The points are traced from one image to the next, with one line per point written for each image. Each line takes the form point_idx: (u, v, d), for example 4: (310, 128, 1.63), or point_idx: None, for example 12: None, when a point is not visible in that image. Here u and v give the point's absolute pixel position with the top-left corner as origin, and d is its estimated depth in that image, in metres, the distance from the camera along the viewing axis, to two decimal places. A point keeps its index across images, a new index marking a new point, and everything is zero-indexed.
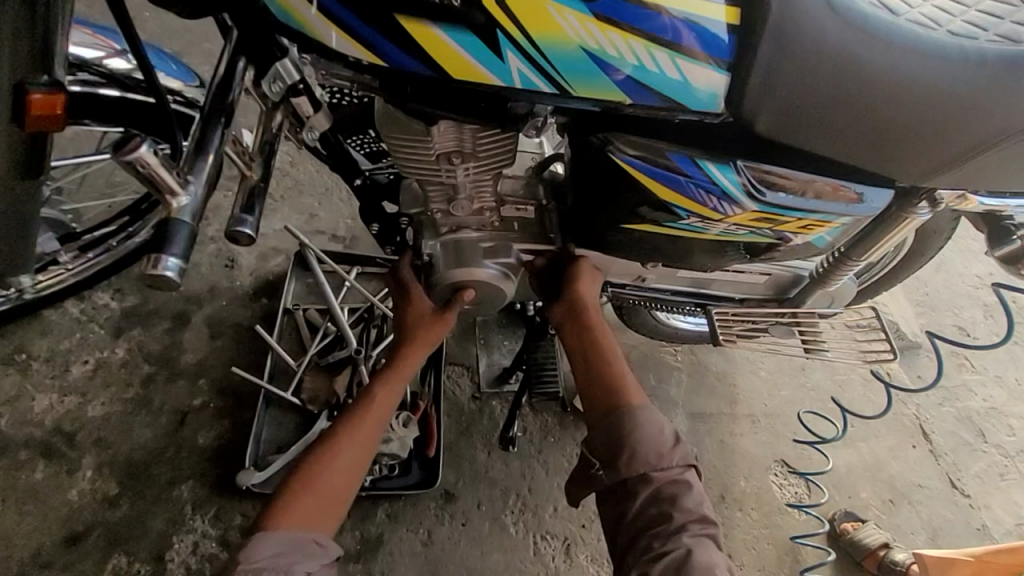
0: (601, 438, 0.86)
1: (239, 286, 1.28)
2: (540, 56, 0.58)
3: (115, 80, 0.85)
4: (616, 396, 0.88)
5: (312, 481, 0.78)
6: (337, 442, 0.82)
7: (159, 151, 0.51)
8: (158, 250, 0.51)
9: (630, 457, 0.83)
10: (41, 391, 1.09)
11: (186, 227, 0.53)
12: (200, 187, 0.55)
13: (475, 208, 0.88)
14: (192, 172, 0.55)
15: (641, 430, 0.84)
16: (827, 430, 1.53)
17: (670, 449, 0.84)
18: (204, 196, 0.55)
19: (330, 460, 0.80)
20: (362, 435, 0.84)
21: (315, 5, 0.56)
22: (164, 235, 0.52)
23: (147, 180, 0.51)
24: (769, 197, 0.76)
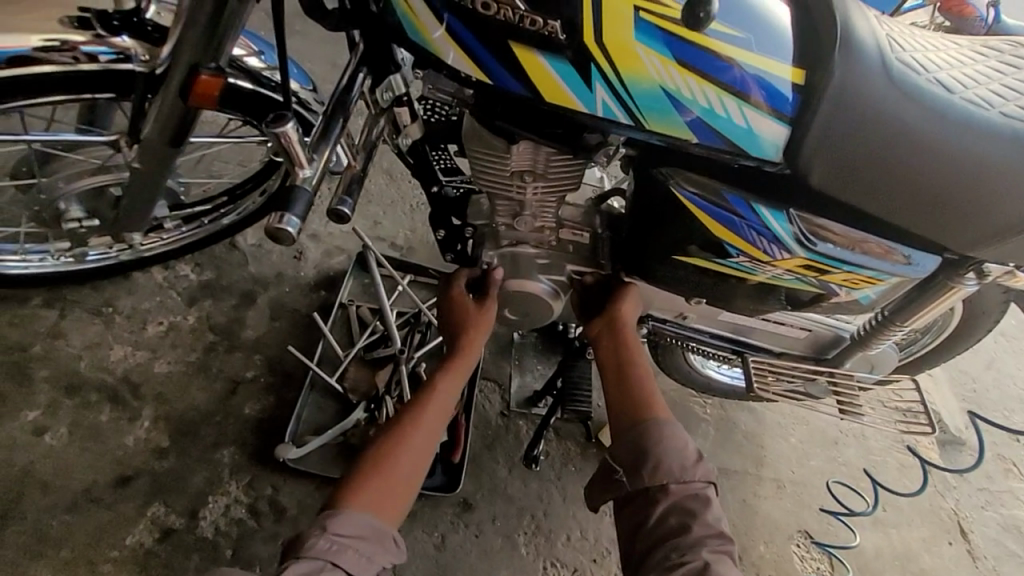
0: (627, 447, 0.90)
1: (303, 276, 1.38)
2: (624, 90, 0.66)
3: (246, 73, 0.88)
4: (644, 410, 0.93)
5: (386, 472, 0.83)
6: (406, 437, 0.87)
7: (298, 131, 0.65)
8: (284, 210, 0.63)
9: (655, 467, 0.86)
10: (118, 342, 1.20)
11: (306, 194, 0.65)
12: (321, 164, 0.67)
13: (537, 226, 0.95)
14: (316, 152, 0.67)
15: (667, 442, 0.88)
16: (858, 505, 1.48)
17: (693, 462, 0.87)
18: (322, 173, 0.67)
19: (399, 452, 0.86)
20: (428, 431, 0.89)
21: (443, 26, 0.65)
22: (288, 200, 0.64)
23: (286, 152, 0.65)
24: (819, 247, 0.81)
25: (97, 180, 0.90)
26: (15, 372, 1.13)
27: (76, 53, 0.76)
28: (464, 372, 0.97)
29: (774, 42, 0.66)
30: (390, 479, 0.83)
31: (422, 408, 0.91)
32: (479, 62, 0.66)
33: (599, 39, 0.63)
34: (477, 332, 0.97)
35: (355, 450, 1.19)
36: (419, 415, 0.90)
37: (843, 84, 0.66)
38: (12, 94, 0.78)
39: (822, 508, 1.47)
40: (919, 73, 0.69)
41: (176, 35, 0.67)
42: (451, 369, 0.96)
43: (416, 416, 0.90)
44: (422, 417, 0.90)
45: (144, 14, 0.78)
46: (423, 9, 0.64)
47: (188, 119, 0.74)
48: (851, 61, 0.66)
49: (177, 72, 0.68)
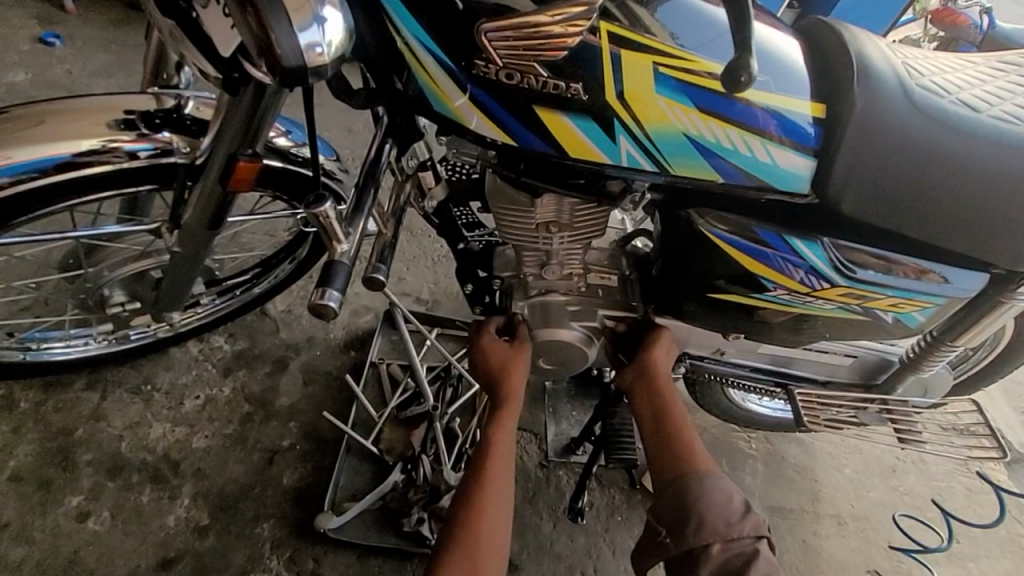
0: (671, 505, 0.86)
1: (333, 338, 1.39)
2: (648, 139, 0.67)
3: (277, 153, 0.93)
4: (686, 462, 0.89)
5: (480, 543, 0.82)
6: (486, 504, 0.85)
7: (337, 208, 0.68)
8: (325, 286, 0.66)
9: (698, 525, 0.82)
10: (157, 419, 1.21)
11: (345, 267, 0.67)
12: (357, 236, 0.69)
13: (565, 273, 0.94)
14: (351, 225, 0.69)
15: (709, 498, 0.85)
16: (929, 540, 1.39)
17: (739, 517, 0.83)
18: (359, 244, 0.70)
19: (485, 523, 0.83)
20: (501, 487, 0.87)
21: (467, 95, 0.66)
22: (328, 275, 0.66)
23: (323, 229, 0.67)
24: (858, 274, 0.79)
25: (139, 265, 0.94)
26: (59, 457, 1.14)
27: (118, 153, 0.80)
28: (515, 417, 0.95)
29: (791, 80, 0.67)
30: (483, 552, 0.81)
31: (490, 470, 0.88)
32: (503, 126, 0.68)
33: (619, 94, 0.65)
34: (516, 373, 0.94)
35: (396, 514, 1.15)
36: (491, 477, 0.87)
37: (865, 115, 0.67)
38: (65, 195, 0.82)
39: (891, 544, 1.38)
40: (942, 96, 0.69)
41: (214, 129, 0.70)
42: (504, 420, 0.93)
43: (486, 476, 0.88)
44: (494, 475, 0.88)
45: (183, 110, 0.83)
46: (445, 79, 0.65)
47: (225, 204, 0.77)
48: (870, 92, 0.66)
49: (215, 162, 0.71)
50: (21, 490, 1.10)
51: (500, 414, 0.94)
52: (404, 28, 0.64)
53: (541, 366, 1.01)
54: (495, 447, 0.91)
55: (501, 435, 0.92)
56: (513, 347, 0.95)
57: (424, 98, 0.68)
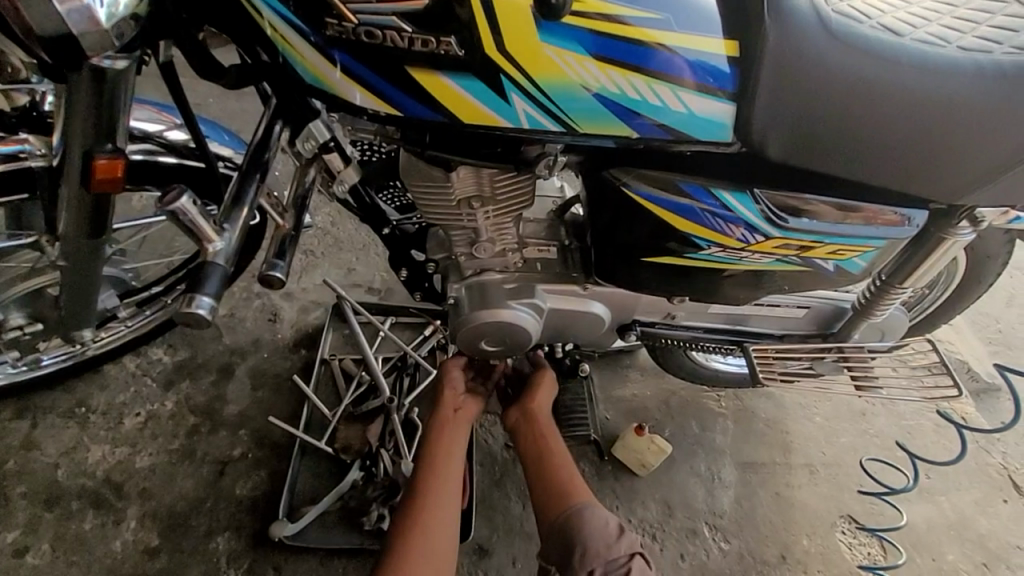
0: (557, 540, 0.92)
1: (281, 338, 1.34)
2: (544, 97, 0.61)
3: (174, 150, 0.87)
4: (567, 497, 0.95)
5: (415, 555, 0.85)
6: (428, 517, 0.89)
7: (197, 202, 0.58)
8: (195, 290, 0.58)
9: (582, 553, 0.87)
10: (95, 442, 1.15)
11: (220, 269, 0.59)
12: (234, 233, 0.60)
13: (498, 250, 0.90)
14: (228, 221, 0.61)
15: (588, 526, 0.90)
16: (898, 480, 1.39)
17: (616, 539, 0.89)
18: (237, 243, 0.61)
19: (425, 535, 0.87)
20: (444, 500, 0.92)
21: (339, 67, 0.61)
22: (200, 278, 0.58)
23: (186, 227, 0.58)
24: (792, 223, 0.75)
25: (30, 284, 0.90)
26: None
27: None
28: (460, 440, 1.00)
29: (700, 14, 0.60)
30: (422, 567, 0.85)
31: (434, 480, 0.93)
32: (385, 96, 0.62)
33: (506, 51, 0.59)
34: (450, 396, 1.03)
35: (357, 513, 1.12)
36: (434, 492, 0.92)
37: (779, 51, 0.61)
38: None
39: (862, 488, 1.38)
40: (862, 22, 0.64)
41: (61, 122, 0.63)
42: (447, 440, 0.99)
43: (429, 489, 0.92)
44: (436, 489, 0.92)
45: (42, 106, 0.77)
46: (316, 55, 0.60)
47: (103, 209, 0.71)
48: (783, 24, 0.61)
49: (71, 161, 0.64)
50: None
51: (444, 431, 1.00)
52: (262, 5, 0.58)
53: (485, 349, 0.96)
54: (438, 463, 0.96)
55: (441, 451, 0.97)
56: (452, 380, 1.04)
57: (301, 78, 0.62)
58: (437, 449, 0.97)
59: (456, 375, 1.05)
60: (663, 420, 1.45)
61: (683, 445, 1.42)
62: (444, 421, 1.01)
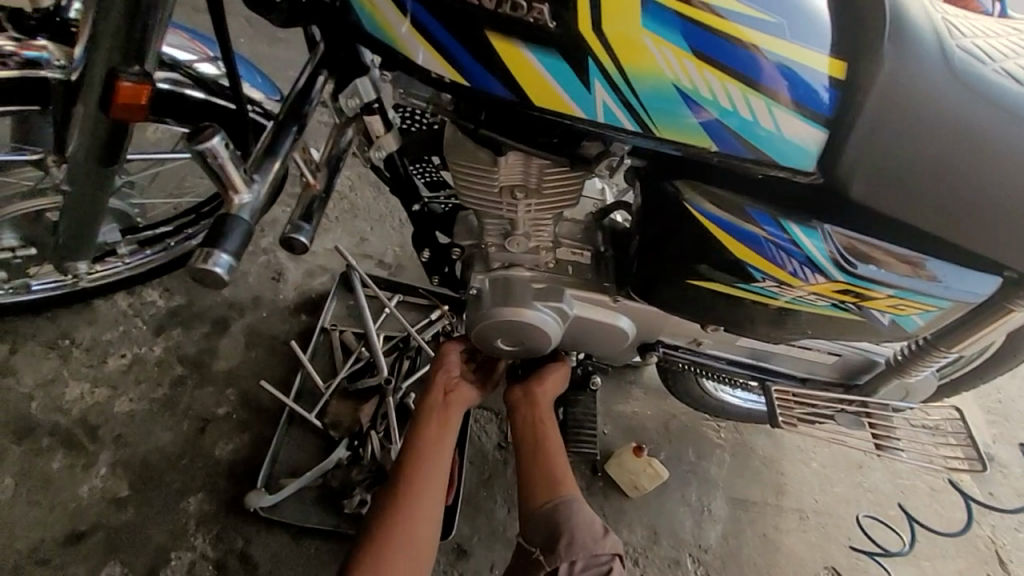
0: (541, 527, 0.86)
1: (282, 299, 1.28)
2: (627, 89, 0.55)
3: (203, 84, 0.80)
4: (557, 486, 0.89)
5: (393, 543, 0.79)
6: (409, 504, 0.82)
7: (231, 146, 0.52)
8: (212, 245, 0.51)
9: (568, 542, 0.82)
10: (75, 379, 1.10)
11: (243, 224, 0.52)
12: (263, 186, 0.54)
13: (531, 246, 0.85)
14: (258, 172, 0.55)
15: (576, 518, 0.85)
16: (888, 540, 1.36)
17: (601, 535, 0.84)
18: (266, 197, 0.55)
19: (406, 523, 0.81)
20: (429, 486, 0.84)
21: (409, 19, 0.55)
22: (220, 232, 0.51)
23: (213, 173, 0.51)
24: (859, 269, 0.69)
25: (29, 205, 0.83)
26: None
27: (9, 61, 0.68)
28: (452, 420, 0.91)
29: (811, 28, 0.54)
30: (399, 555, 0.79)
31: (420, 463, 0.85)
32: (453, 60, 0.56)
33: (598, 29, 0.53)
34: (445, 375, 0.94)
35: (337, 495, 1.07)
36: (419, 476, 0.84)
37: (891, 79, 0.56)
38: None
39: (851, 543, 1.35)
40: (983, 63, 0.59)
41: (88, 33, 0.57)
42: (437, 421, 0.90)
43: (413, 473, 0.84)
44: (422, 474, 0.84)
45: (67, 14, 0.70)
46: (386, 3, 0.54)
47: (119, 137, 0.64)
48: (902, 49, 0.55)
49: (94, 79, 0.58)
50: None
51: (435, 409, 0.91)
52: None
53: (499, 348, 0.91)
54: (425, 445, 0.87)
55: (429, 433, 0.89)
56: (449, 363, 0.94)
57: (363, 28, 0.56)
58: (424, 430, 0.89)
59: (453, 354, 0.95)
60: (660, 442, 1.41)
61: (676, 471, 1.38)
62: (435, 401, 0.91)
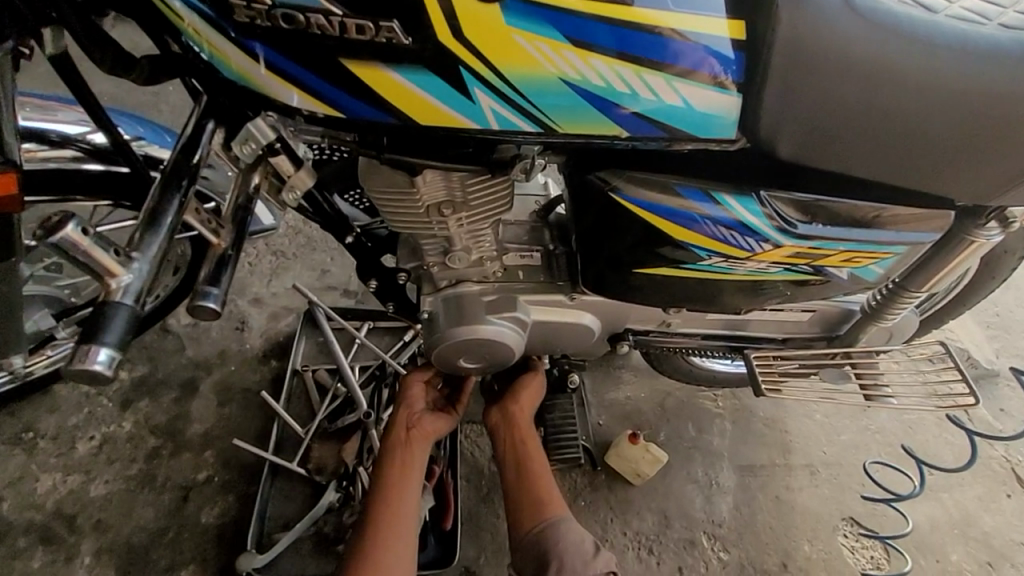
0: (530, 555, 0.84)
1: (249, 349, 1.24)
2: (513, 92, 0.53)
3: (101, 156, 0.81)
4: (543, 509, 0.87)
5: None
6: (382, 547, 0.80)
7: (93, 230, 0.48)
8: (90, 340, 0.47)
9: (558, 568, 0.80)
10: (45, 471, 1.06)
11: (125, 310, 0.49)
12: (146, 264, 0.51)
13: (475, 258, 0.81)
14: (139, 248, 0.51)
15: (565, 540, 0.83)
16: (901, 481, 1.33)
17: (592, 555, 0.82)
18: (151, 274, 0.51)
19: (382, 565, 0.78)
20: (401, 525, 0.82)
21: (262, 63, 0.53)
22: (99, 323, 0.48)
23: (80, 263, 0.48)
24: (804, 230, 0.67)
25: None
26: None
27: None
28: (421, 454, 0.89)
29: None
30: None
31: (390, 502, 0.83)
32: (322, 96, 0.55)
33: (464, 37, 0.50)
34: (407, 408, 0.92)
35: (331, 541, 1.06)
36: (390, 516, 0.82)
37: (793, 30, 0.52)
38: None
39: (865, 492, 1.32)
40: None
41: None
42: (405, 457, 0.87)
43: (383, 513, 0.82)
44: (394, 514, 0.82)
45: None
46: (234, 50, 0.53)
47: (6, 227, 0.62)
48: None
49: None
50: None
51: (403, 445, 0.88)
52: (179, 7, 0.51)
53: (464, 366, 0.86)
54: (394, 483, 0.85)
55: (398, 470, 0.86)
56: (411, 395, 0.93)
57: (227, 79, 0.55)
58: (393, 468, 0.86)
59: (415, 386, 0.94)
60: (658, 423, 1.38)
61: (678, 449, 1.35)
62: (402, 438, 0.89)
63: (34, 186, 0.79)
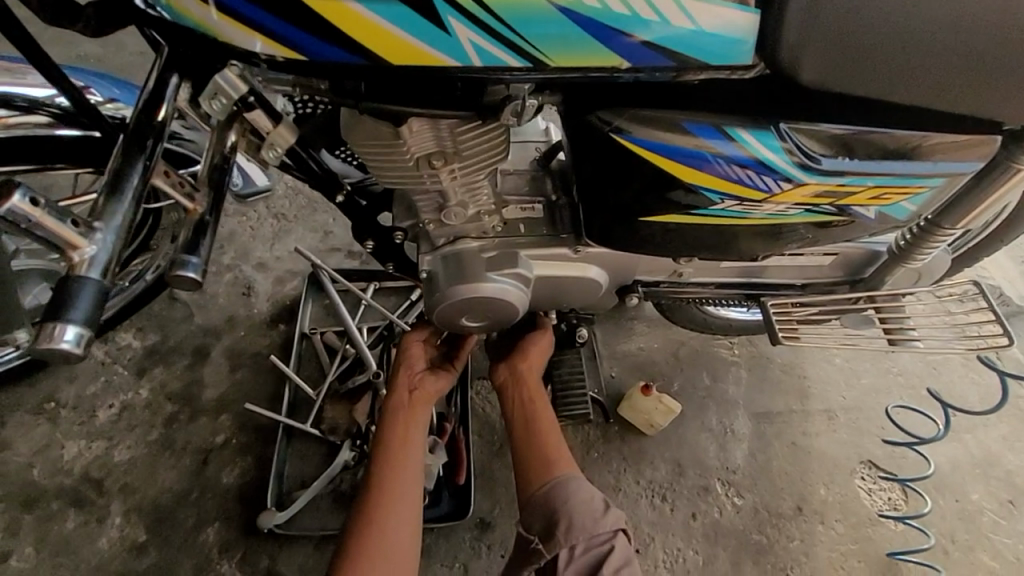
0: (538, 513, 0.82)
1: (257, 314, 1.24)
2: (494, 19, 0.48)
3: (70, 121, 0.77)
4: (551, 468, 0.85)
5: (372, 543, 0.76)
6: (385, 504, 0.79)
7: (44, 198, 0.45)
8: (56, 318, 0.45)
9: (567, 526, 0.78)
10: (70, 438, 1.10)
11: (92, 285, 0.46)
12: (109, 235, 0.48)
13: (472, 214, 0.76)
14: (101, 218, 0.48)
15: (574, 498, 0.81)
16: (923, 423, 1.30)
17: (602, 513, 0.79)
18: (117, 246, 0.48)
19: (385, 523, 0.77)
20: (404, 483, 0.81)
21: (214, 5, 0.48)
22: (65, 300, 0.45)
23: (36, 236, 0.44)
24: (829, 165, 0.61)
25: None
26: None
27: None
28: (423, 414, 0.88)
29: None
30: (380, 558, 0.75)
31: (392, 461, 0.82)
32: (283, 38, 0.49)
33: None
34: (409, 369, 0.91)
35: (349, 497, 1.08)
36: (392, 474, 0.81)
37: None
38: None
39: (885, 436, 1.29)
40: None
41: None
42: (407, 418, 0.86)
43: (385, 471, 0.81)
44: (396, 472, 0.81)
45: None
46: None
47: None
48: None
49: None
50: None
51: (405, 407, 0.88)
52: None
53: (467, 325, 0.84)
54: (397, 442, 0.84)
55: (401, 430, 0.85)
56: (413, 356, 0.92)
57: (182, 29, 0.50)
58: (396, 429, 0.85)
59: (417, 347, 0.93)
60: (671, 374, 1.35)
61: (692, 399, 1.33)
62: (404, 399, 0.88)
63: (7, 155, 0.77)
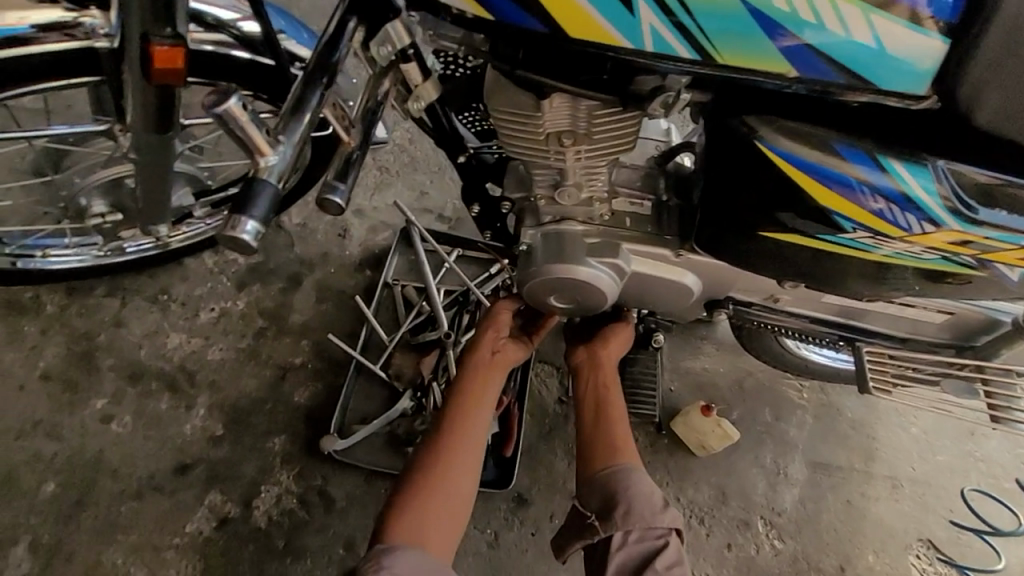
0: (597, 493, 0.84)
1: (349, 255, 1.32)
2: (684, 11, 0.52)
3: (248, 45, 0.85)
4: (615, 454, 0.87)
5: (435, 484, 0.80)
6: (451, 451, 0.83)
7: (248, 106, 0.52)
8: (240, 211, 0.51)
9: (626, 511, 0.80)
10: (174, 330, 1.22)
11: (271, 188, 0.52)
12: (290, 147, 0.54)
13: (584, 197, 0.78)
14: (284, 133, 0.55)
15: (635, 487, 0.82)
16: (998, 516, 1.21)
17: (661, 508, 0.81)
18: (292, 158, 0.55)
19: (449, 468, 0.81)
20: (471, 436, 0.85)
21: None
22: (248, 197, 0.52)
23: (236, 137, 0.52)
24: (981, 211, 0.58)
25: (107, 173, 0.98)
26: (84, 361, 1.18)
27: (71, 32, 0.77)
28: (498, 377, 0.91)
29: None
30: (440, 498, 0.79)
31: (464, 413, 0.86)
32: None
33: None
34: (492, 332, 0.94)
35: (402, 441, 1.14)
36: (462, 425, 0.85)
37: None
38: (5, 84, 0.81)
39: (953, 519, 1.21)
40: None
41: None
42: (484, 376, 0.90)
43: (456, 421, 0.85)
44: (466, 424, 0.85)
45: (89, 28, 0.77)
46: None
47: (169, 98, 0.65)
48: None
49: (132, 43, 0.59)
50: (49, 389, 1.15)
51: (483, 365, 0.91)
52: None
53: (554, 305, 0.85)
54: (471, 397, 0.88)
55: (476, 387, 0.89)
56: (497, 321, 0.95)
57: None
58: (472, 384, 0.89)
59: (503, 313, 0.95)
60: (732, 402, 1.31)
61: (750, 431, 1.29)
62: (483, 358, 0.92)
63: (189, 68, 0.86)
